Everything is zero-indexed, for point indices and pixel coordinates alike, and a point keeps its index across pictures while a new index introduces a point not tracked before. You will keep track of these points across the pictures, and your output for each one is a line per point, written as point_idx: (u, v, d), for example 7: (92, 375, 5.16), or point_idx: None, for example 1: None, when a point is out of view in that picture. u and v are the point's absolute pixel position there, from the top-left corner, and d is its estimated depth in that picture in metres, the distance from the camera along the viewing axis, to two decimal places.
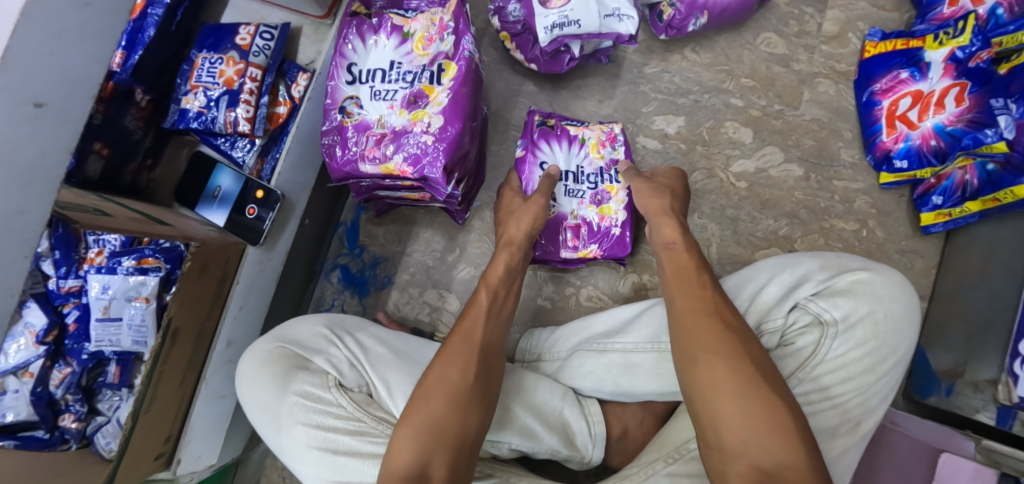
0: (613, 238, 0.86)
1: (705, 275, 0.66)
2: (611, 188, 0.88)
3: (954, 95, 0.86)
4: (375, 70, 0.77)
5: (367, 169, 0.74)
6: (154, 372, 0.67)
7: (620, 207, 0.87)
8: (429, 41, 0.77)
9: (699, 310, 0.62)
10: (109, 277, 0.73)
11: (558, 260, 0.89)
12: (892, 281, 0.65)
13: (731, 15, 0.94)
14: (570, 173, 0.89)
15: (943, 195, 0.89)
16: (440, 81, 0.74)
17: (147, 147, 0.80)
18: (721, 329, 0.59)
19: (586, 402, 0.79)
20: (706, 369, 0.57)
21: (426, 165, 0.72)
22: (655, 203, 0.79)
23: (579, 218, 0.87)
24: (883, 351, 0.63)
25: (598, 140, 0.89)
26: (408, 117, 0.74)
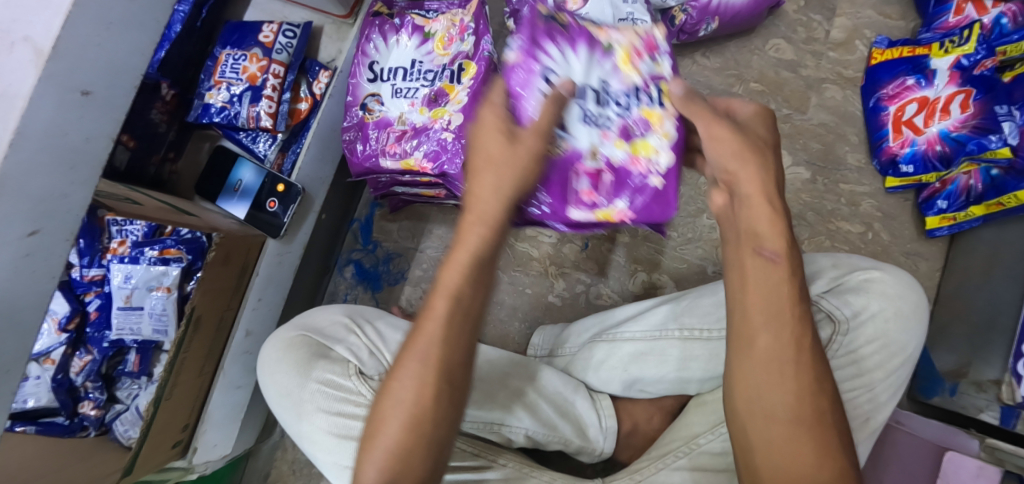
0: (654, 191, 0.67)
1: (800, 308, 0.53)
2: (651, 116, 0.66)
3: (959, 102, 0.88)
4: (396, 69, 0.79)
5: (387, 164, 0.75)
6: (177, 359, 0.68)
7: (663, 145, 0.66)
8: (449, 41, 0.78)
9: (785, 363, 0.52)
10: (131, 266, 0.75)
11: (567, 220, 0.70)
12: (901, 280, 0.66)
13: (742, 21, 0.96)
14: (592, 91, 0.66)
15: (947, 200, 0.91)
16: (461, 80, 0.75)
17: (170, 140, 0.82)
18: (805, 394, 0.51)
19: (597, 397, 0.81)
20: (773, 437, 0.50)
21: (445, 161, 0.72)
22: (749, 175, 0.57)
23: (601, 160, 0.67)
24: (893, 349, 0.64)
25: (631, 49, 0.67)
26: (429, 115, 0.75)
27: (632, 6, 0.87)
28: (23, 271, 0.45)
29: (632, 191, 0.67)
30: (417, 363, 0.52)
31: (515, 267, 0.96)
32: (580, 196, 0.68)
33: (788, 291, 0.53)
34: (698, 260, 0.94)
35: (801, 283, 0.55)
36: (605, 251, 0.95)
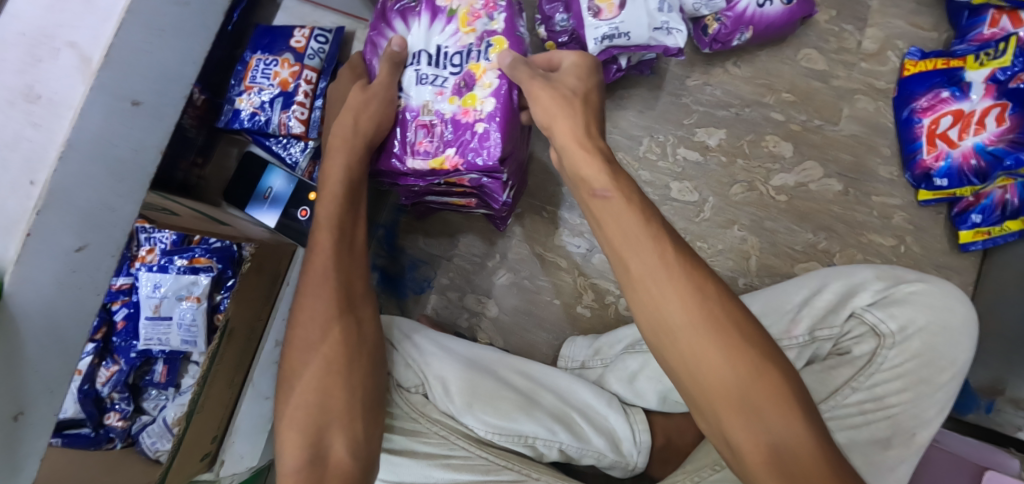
0: (477, 135, 0.65)
1: (655, 222, 0.56)
2: (477, 69, 0.67)
3: (995, 115, 0.88)
4: (419, 51, 0.69)
5: (414, 163, 0.67)
6: (210, 372, 0.67)
7: (488, 94, 0.66)
8: (474, 17, 0.69)
9: (664, 276, 0.53)
10: (161, 275, 0.73)
11: (413, 177, 0.69)
12: (950, 293, 0.64)
13: (775, 31, 0.95)
14: (429, 55, 0.69)
15: (982, 214, 0.90)
16: (488, 57, 0.67)
17: (199, 145, 0.80)
18: (696, 295, 0.52)
19: (631, 411, 0.78)
20: (691, 346, 0.51)
21: (471, 150, 0.64)
22: (564, 124, 0.64)
23: (434, 114, 0.67)
24: (942, 363, 0.62)
25: (469, 11, 0.69)
26: (459, 103, 0.66)
27: (667, 15, 0.86)
28: (70, 289, 0.44)
29: (460, 135, 0.65)
30: (330, 280, 0.65)
31: (542, 276, 0.95)
32: (416, 148, 0.67)
33: (632, 209, 0.57)
34: (728, 272, 0.95)
35: (638, 198, 0.58)
36: None
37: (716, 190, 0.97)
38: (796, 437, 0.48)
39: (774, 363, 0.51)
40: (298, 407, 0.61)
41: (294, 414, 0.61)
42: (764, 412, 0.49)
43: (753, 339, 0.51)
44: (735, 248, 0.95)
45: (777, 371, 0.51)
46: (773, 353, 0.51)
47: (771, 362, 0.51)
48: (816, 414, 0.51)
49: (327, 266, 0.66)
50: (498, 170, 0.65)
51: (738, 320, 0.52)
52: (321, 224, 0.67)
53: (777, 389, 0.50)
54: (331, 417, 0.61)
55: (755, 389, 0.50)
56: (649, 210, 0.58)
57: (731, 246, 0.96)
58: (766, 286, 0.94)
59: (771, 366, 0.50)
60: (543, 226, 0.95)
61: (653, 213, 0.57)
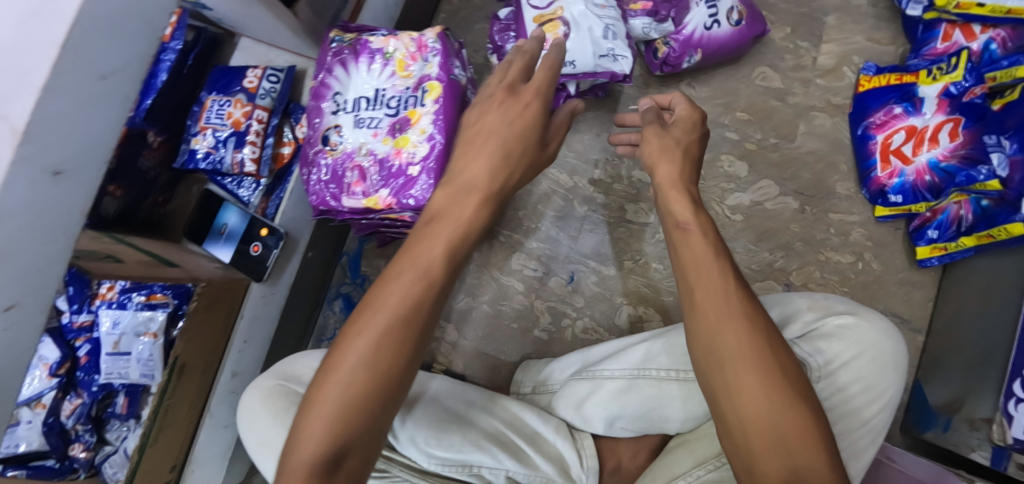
0: (407, 178, 0.67)
1: (725, 262, 0.63)
2: (413, 114, 0.69)
3: (948, 130, 0.88)
4: (358, 99, 0.72)
5: (349, 203, 0.69)
6: (162, 406, 0.69)
7: (421, 139, 0.67)
8: (411, 61, 0.71)
9: (726, 310, 0.60)
10: (119, 312, 0.77)
11: (347, 213, 0.71)
12: (877, 326, 0.64)
13: (727, 51, 0.95)
14: (368, 98, 0.71)
15: (938, 229, 0.90)
16: (424, 103, 0.69)
17: (161, 184, 0.82)
18: (753, 333, 0.59)
19: (580, 436, 0.80)
20: (738, 377, 0.57)
21: (405, 193, 0.67)
22: (664, 169, 0.73)
23: (368, 155, 0.69)
24: (869, 397, 0.63)
25: (406, 54, 0.71)
26: (392, 144, 0.69)
27: (613, 42, 0.88)
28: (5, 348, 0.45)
29: (395, 178, 0.68)
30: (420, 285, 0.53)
31: (502, 300, 0.97)
32: (350, 187, 0.69)
33: (708, 245, 0.65)
34: None
35: (716, 235, 0.66)
36: (589, 284, 0.96)
37: None
38: (819, 474, 0.54)
39: (806, 404, 0.57)
40: (342, 394, 0.48)
41: (327, 405, 0.48)
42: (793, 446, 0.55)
43: (792, 378, 0.58)
44: None
45: (808, 414, 0.56)
46: (805, 395, 0.57)
47: (805, 404, 0.57)
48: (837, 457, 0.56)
49: (416, 281, 0.53)
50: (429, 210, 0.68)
51: (784, 359, 0.58)
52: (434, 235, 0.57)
53: (807, 429, 0.55)
54: (358, 436, 0.48)
55: (786, 424, 0.55)
56: (722, 251, 0.65)
57: None
58: None
59: (804, 409, 0.56)
60: (502, 251, 0.98)
61: (724, 253, 0.64)
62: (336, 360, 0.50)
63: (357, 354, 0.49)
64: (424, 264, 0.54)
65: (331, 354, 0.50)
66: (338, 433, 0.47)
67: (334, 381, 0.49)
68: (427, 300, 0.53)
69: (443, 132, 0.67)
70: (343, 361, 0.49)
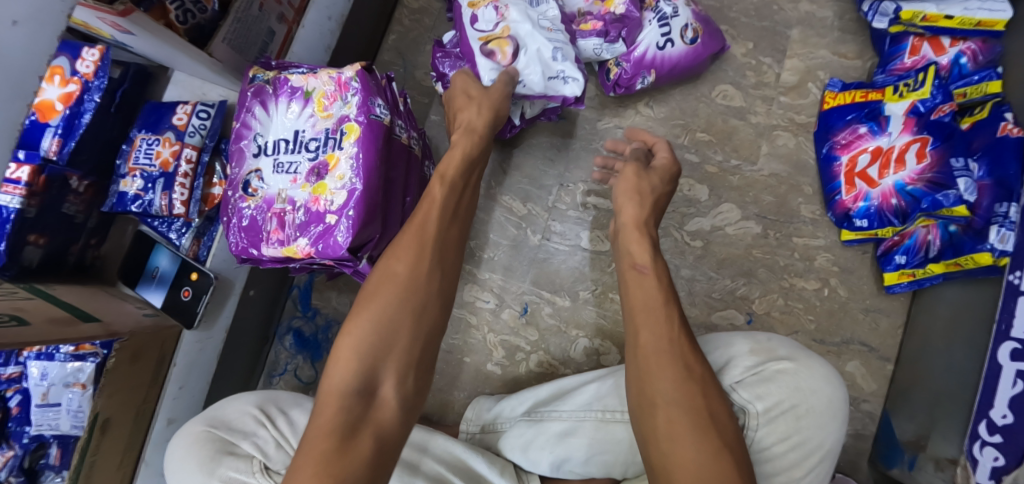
0: (326, 226, 0.64)
1: (674, 307, 0.62)
2: (332, 159, 0.66)
3: (915, 151, 0.83)
4: (279, 141, 0.69)
5: (268, 252, 0.66)
6: (84, 463, 0.67)
7: (340, 185, 0.64)
8: (331, 101, 0.68)
9: (665, 354, 0.59)
10: (47, 363, 0.73)
11: (269, 262, 0.68)
12: (816, 373, 0.62)
13: (683, 71, 0.91)
14: (288, 141, 0.68)
15: (905, 255, 0.85)
16: (342, 146, 0.65)
17: (92, 228, 0.81)
18: (686, 380, 0.58)
19: (528, 478, 0.77)
20: (666, 422, 0.56)
21: (323, 243, 0.64)
22: (630, 210, 0.73)
23: (287, 201, 0.66)
24: (808, 447, 0.60)
25: (325, 93, 0.68)
26: (310, 191, 0.66)
27: (564, 64, 0.83)
28: None
29: (313, 227, 0.64)
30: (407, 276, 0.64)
31: (455, 332, 0.94)
32: (269, 236, 0.66)
33: (660, 291, 0.64)
34: None
35: (670, 282, 0.65)
36: (544, 316, 0.93)
37: None
38: None
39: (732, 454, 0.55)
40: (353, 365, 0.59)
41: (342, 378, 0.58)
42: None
43: (723, 428, 0.56)
44: None
45: (733, 464, 0.54)
46: (733, 446, 0.56)
47: (729, 452, 0.55)
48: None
49: (404, 277, 0.64)
50: (349, 260, 0.65)
51: (717, 407, 0.57)
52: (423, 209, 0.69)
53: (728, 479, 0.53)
54: (388, 351, 0.61)
55: (709, 473, 0.53)
56: (672, 299, 0.64)
57: None
58: None
59: (728, 457, 0.54)
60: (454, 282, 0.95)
61: (674, 300, 0.63)
62: (368, 302, 0.63)
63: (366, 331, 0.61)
64: (412, 261, 0.65)
65: (364, 295, 0.63)
66: (365, 354, 0.60)
67: (361, 318, 0.62)
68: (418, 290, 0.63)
69: (361, 178, 0.64)
70: (377, 298, 0.63)
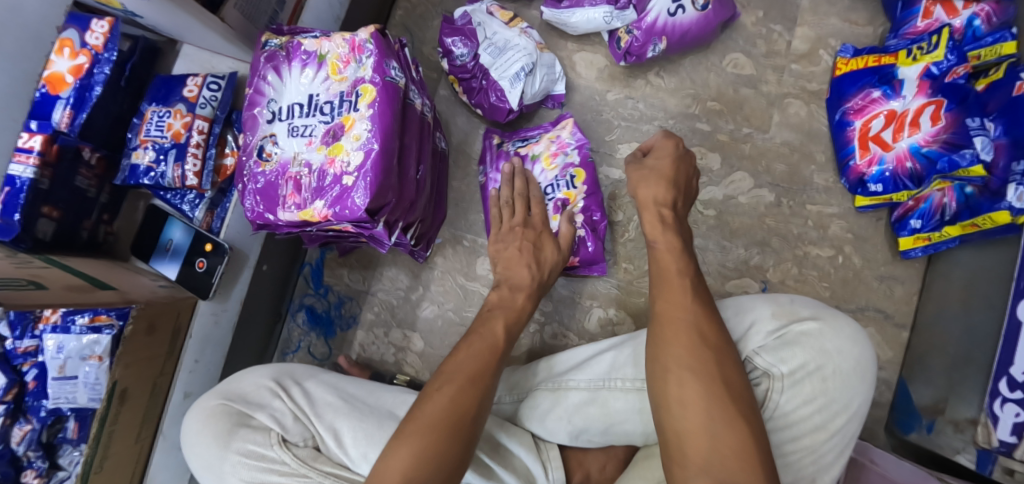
0: (343, 188, 0.64)
1: (688, 279, 0.65)
2: (348, 121, 0.66)
3: (930, 113, 0.83)
4: (293, 105, 0.69)
5: (285, 216, 0.66)
6: (104, 433, 0.67)
7: (355, 146, 0.64)
8: (345, 63, 0.68)
9: (679, 321, 0.61)
10: (63, 337, 0.73)
11: (284, 226, 0.68)
12: (842, 333, 0.61)
13: (693, 40, 0.91)
14: (303, 106, 0.69)
15: (921, 219, 0.85)
16: (358, 107, 0.66)
17: (104, 203, 0.81)
18: (700, 347, 0.59)
19: (545, 447, 0.78)
20: (680, 389, 0.57)
21: (342, 206, 0.63)
22: (647, 191, 0.73)
23: (303, 165, 0.66)
24: (835, 407, 0.60)
25: (339, 56, 0.68)
26: (326, 153, 0.66)
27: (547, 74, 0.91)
28: None
29: (329, 188, 0.64)
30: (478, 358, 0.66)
31: (468, 306, 0.93)
32: (286, 201, 0.66)
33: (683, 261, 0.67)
34: None
35: (687, 260, 0.67)
36: (557, 288, 0.93)
37: None
38: None
39: (746, 419, 0.55)
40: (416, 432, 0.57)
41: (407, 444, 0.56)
42: (732, 458, 0.52)
43: (742, 399, 0.56)
44: None
45: (748, 430, 0.54)
46: (749, 412, 0.56)
47: (741, 417, 0.55)
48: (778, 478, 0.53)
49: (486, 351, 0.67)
50: (368, 222, 0.65)
51: (735, 382, 0.57)
52: (462, 354, 0.66)
53: (743, 443, 0.53)
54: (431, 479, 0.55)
55: (720, 438, 0.54)
56: (694, 270, 0.66)
57: None
58: None
59: (741, 423, 0.54)
60: (465, 256, 0.95)
61: (689, 272, 0.66)
62: (401, 438, 0.57)
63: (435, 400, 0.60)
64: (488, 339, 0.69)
65: (399, 430, 0.58)
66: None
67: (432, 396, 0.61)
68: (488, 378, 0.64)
69: (378, 138, 0.64)
70: (407, 436, 0.57)
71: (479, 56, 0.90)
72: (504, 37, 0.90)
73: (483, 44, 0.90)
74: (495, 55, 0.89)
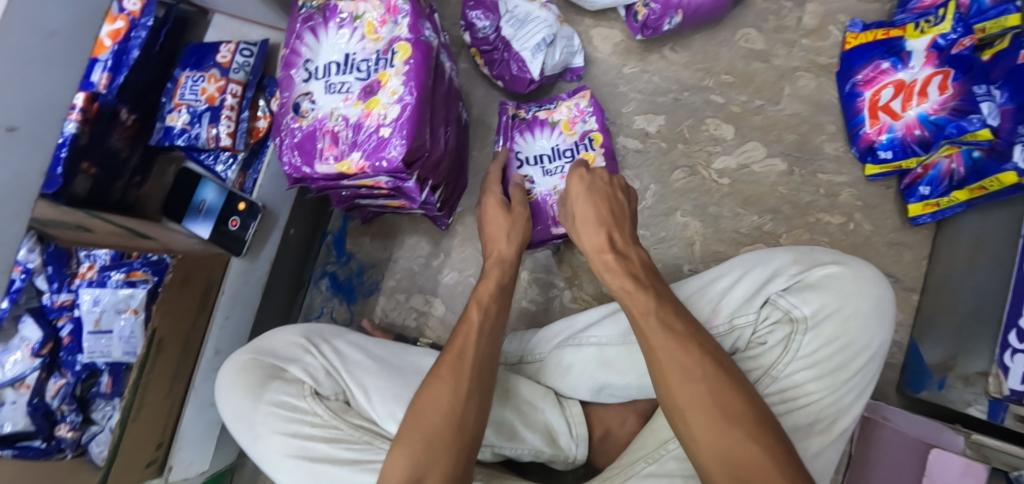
0: (380, 140, 0.66)
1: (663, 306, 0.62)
2: (383, 77, 0.68)
3: (937, 83, 0.85)
4: (329, 64, 0.72)
5: (322, 169, 0.69)
6: (141, 381, 0.68)
7: (392, 101, 0.67)
8: (380, 23, 0.70)
9: (674, 349, 0.58)
10: (99, 290, 0.75)
11: (321, 179, 0.70)
12: (862, 275, 0.64)
13: (707, 13, 0.94)
14: (339, 64, 0.71)
15: (930, 185, 0.87)
16: (393, 64, 0.68)
17: (135, 165, 0.83)
18: (693, 380, 0.56)
19: (568, 403, 0.80)
20: (690, 423, 0.56)
21: (380, 158, 0.66)
22: (588, 238, 0.71)
23: (340, 119, 0.69)
24: (855, 347, 0.62)
25: (374, 17, 0.71)
26: (362, 107, 0.68)
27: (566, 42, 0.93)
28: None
29: (366, 141, 0.67)
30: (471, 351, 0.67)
31: None
32: (323, 153, 0.69)
33: (648, 297, 0.62)
34: (672, 259, 0.94)
35: (644, 278, 0.66)
36: (575, 254, 0.95)
37: (658, 177, 0.97)
38: None
39: (757, 441, 0.53)
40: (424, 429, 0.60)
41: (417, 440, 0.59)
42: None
43: (756, 421, 0.55)
44: (679, 235, 0.94)
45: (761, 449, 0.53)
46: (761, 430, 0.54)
47: (750, 439, 0.53)
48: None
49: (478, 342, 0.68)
50: (402, 174, 0.67)
51: (743, 406, 0.55)
52: (468, 337, 0.68)
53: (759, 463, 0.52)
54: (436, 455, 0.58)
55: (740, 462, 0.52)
56: (664, 301, 0.62)
57: (674, 233, 0.95)
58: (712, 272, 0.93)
59: (753, 448, 0.53)
60: None
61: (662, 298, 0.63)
62: (409, 433, 0.60)
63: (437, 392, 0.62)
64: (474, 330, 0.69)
65: (407, 424, 0.60)
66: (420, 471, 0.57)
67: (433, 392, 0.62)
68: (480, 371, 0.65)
69: (413, 93, 0.67)
70: (416, 431, 0.60)
71: (501, 28, 0.92)
72: (524, 10, 0.92)
73: (504, 16, 0.93)
74: (516, 27, 0.91)
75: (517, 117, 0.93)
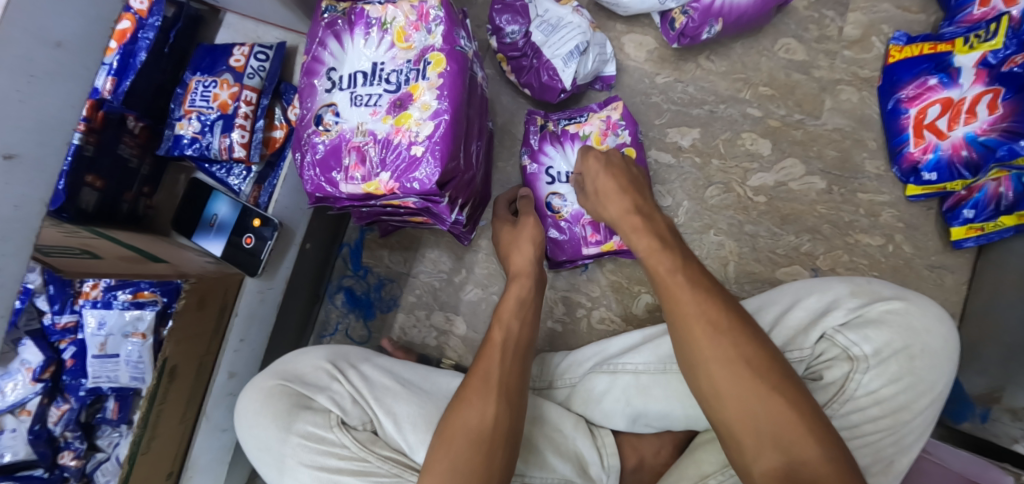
0: (411, 158, 0.62)
1: (685, 268, 0.57)
2: (415, 90, 0.64)
3: (987, 102, 0.80)
4: (355, 74, 0.68)
5: (348, 188, 0.64)
6: (153, 412, 0.64)
7: (424, 117, 0.63)
8: (412, 31, 0.66)
9: (695, 306, 0.54)
10: (104, 312, 0.71)
11: (346, 199, 0.66)
12: (929, 312, 0.61)
13: (748, 21, 0.89)
14: (366, 75, 0.67)
15: (975, 209, 0.84)
16: (426, 77, 0.64)
17: (144, 175, 0.78)
18: (716, 333, 0.53)
19: (599, 433, 0.76)
20: (712, 381, 0.52)
21: (410, 178, 0.62)
22: (615, 205, 0.68)
23: (367, 134, 0.65)
24: (920, 388, 0.59)
25: (406, 24, 0.67)
26: (392, 123, 0.64)
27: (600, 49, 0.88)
28: None
29: (397, 159, 0.62)
30: (494, 366, 0.63)
31: None
32: (349, 171, 0.64)
33: (675, 254, 0.59)
34: None
35: (672, 241, 0.61)
36: (604, 272, 0.91)
37: (692, 194, 0.93)
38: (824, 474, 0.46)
39: (781, 393, 0.50)
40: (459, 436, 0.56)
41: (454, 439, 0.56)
42: (780, 437, 0.48)
43: (787, 384, 0.51)
44: (713, 255, 0.91)
45: (789, 404, 0.50)
46: (789, 387, 0.51)
47: (775, 391, 0.50)
48: (832, 436, 0.49)
49: (504, 356, 0.64)
50: (438, 195, 0.63)
51: (770, 366, 0.51)
52: (489, 356, 0.64)
53: (787, 420, 0.49)
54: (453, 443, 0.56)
55: (765, 420, 0.49)
56: (689, 260, 0.59)
57: (708, 253, 0.92)
58: (747, 294, 0.90)
59: (778, 399, 0.50)
60: None
61: (685, 258, 0.59)
62: (438, 448, 0.56)
63: (470, 410, 0.58)
64: (509, 343, 0.66)
65: (436, 440, 0.57)
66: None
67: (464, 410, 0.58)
68: (501, 382, 0.61)
69: (447, 107, 0.63)
70: (446, 445, 0.56)
71: (530, 34, 0.87)
72: (556, 14, 0.87)
73: (535, 21, 0.88)
74: (547, 33, 0.86)
75: (545, 129, 0.88)
